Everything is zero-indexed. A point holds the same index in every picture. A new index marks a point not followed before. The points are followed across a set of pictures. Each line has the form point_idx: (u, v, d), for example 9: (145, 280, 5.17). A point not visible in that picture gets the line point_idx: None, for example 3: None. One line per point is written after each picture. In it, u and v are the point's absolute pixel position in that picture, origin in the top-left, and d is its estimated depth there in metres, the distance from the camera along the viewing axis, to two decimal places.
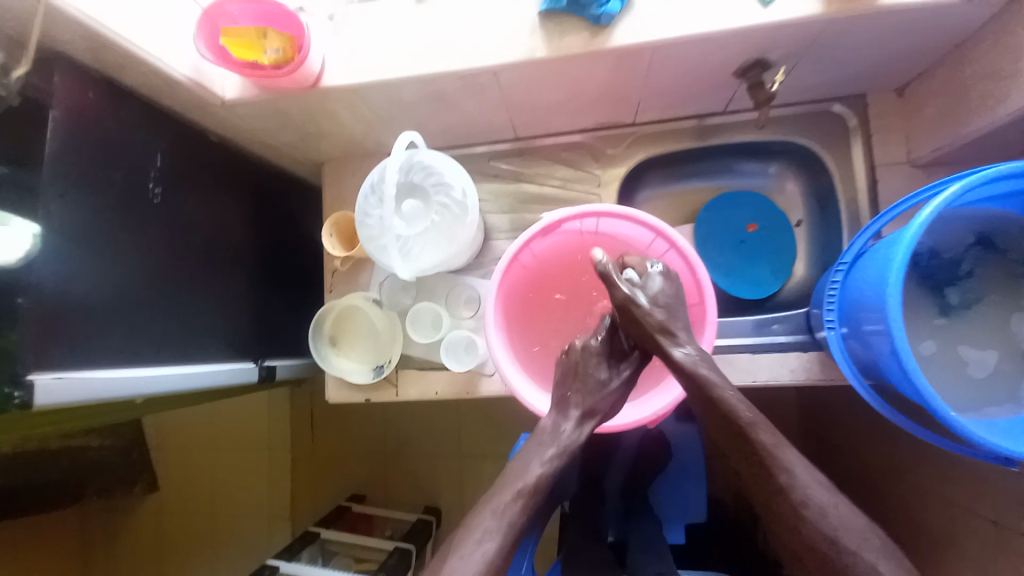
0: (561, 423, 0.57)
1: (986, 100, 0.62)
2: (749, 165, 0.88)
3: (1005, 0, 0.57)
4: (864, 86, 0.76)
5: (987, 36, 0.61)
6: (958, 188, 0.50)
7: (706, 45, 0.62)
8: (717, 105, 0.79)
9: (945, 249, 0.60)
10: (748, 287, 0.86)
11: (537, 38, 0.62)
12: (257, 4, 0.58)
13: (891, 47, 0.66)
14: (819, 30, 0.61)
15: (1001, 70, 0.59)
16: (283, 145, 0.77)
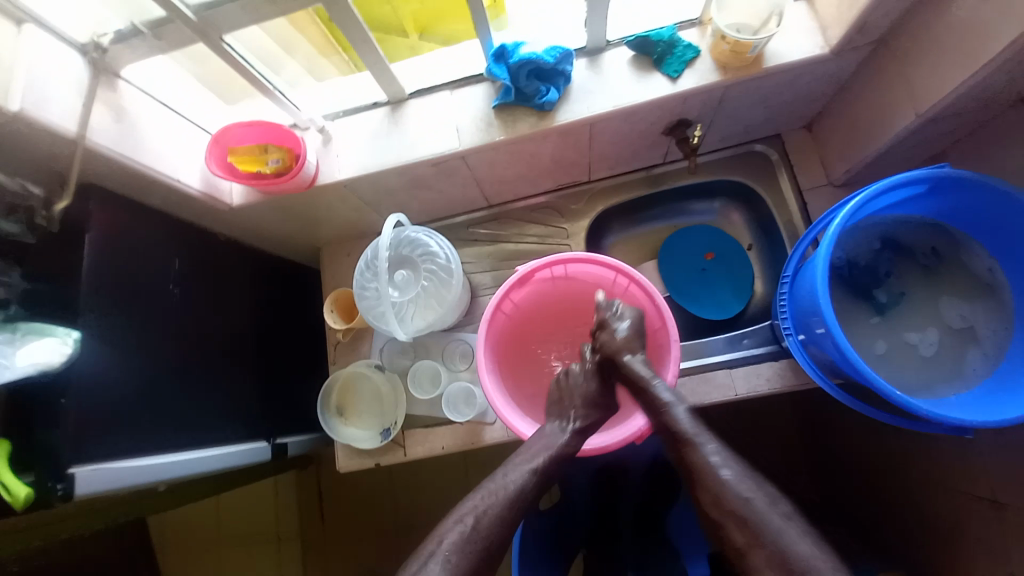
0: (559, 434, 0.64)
1: (876, 128, 0.74)
2: (698, 205, 1.00)
3: (865, 52, 0.71)
4: (777, 128, 0.89)
5: (863, 79, 0.75)
6: (859, 201, 0.60)
7: (635, 113, 0.75)
8: (657, 158, 0.92)
9: (864, 253, 0.70)
10: (715, 310, 0.94)
11: (494, 126, 0.74)
12: (258, 127, 0.70)
13: (790, 96, 0.80)
14: (724, 90, 0.74)
15: (884, 102, 0.72)
16: (285, 237, 0.87)
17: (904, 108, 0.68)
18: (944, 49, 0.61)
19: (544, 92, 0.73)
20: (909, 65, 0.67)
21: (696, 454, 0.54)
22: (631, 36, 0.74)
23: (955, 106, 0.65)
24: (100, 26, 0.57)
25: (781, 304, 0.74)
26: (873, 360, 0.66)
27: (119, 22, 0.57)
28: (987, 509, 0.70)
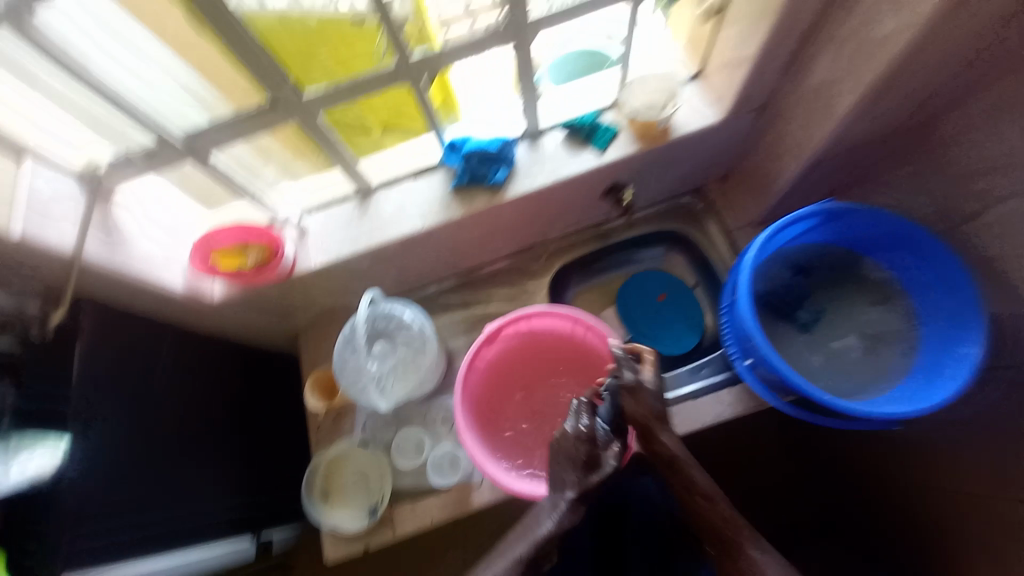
0: (561, 499, 0.67)
1: (778, 172, 0.88)
2: (645, 253, 1.11)
3: (755, 114, 0.87)
4: (699, 181, 1.04)
5: (759, 134, 0.90)
6: (766, 235, 0.71)
7: (574, 182, 0.87)
8: (602, 216, 1.04)
9: (781, 279, 0.80)
10: (673, 344, 1.03)
11: (452, 206, 0.84)
12: (236, 228, 0.77)
13: (703, 155, 0.94)
14: (647, 155, 0.88)
15: (780, 151, 0.87)
16: (265, 324, 0.90)
17: (794, 155, 0.82)
18: (813, 108, 0.77)
19: (492, 173, 0.84)
20: (791, 122, 0.82)
21: (746, 557, 0.66)
22: (563, 123, 0.88)
23: (828, 151, 0.80)
24: (95, 155, 0.65)
25: (724, 331, 0.82)
26: (811, 371, 0.75)
27: (113, 150, 0.65)
28: (965, 491, 0.79)
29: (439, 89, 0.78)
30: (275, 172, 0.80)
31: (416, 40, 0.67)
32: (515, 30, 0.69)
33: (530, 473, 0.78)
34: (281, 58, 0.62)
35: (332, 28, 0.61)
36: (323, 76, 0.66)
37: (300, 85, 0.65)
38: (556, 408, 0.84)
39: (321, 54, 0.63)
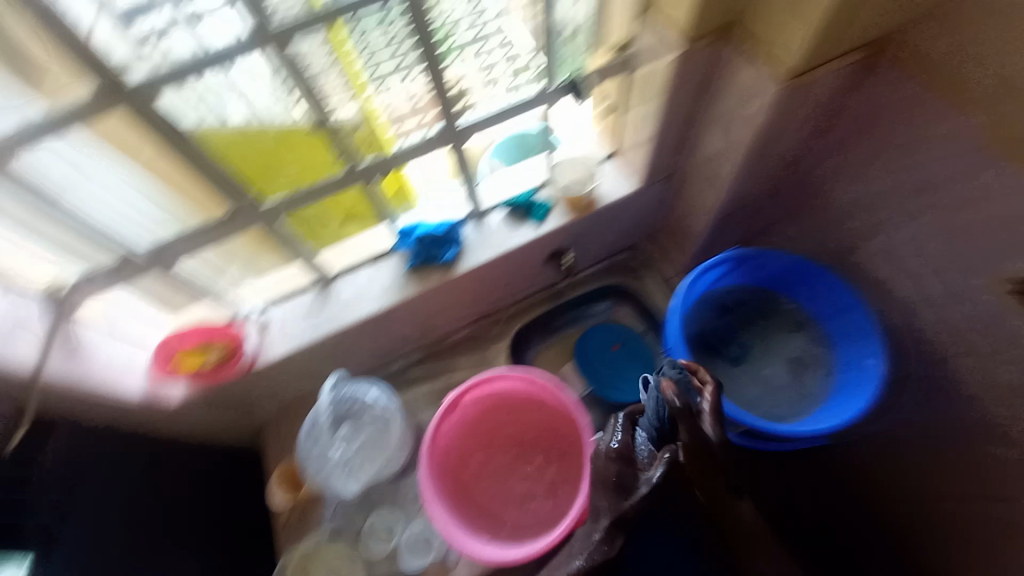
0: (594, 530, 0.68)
1: (698, 226, 1.01)
2: (596, 308, 1.20)
3: (669, 180, 1.01)
4: (633, 239, 1.16)
5: (675, 195, 1.04)
6: (684, 283, 0.83)
7: (518, 253, 0.98)
8: (551, 280, 1.13)
9: (709, 320, 0.90)
10: (630, 391, 1.10)
11: (407, 285, 0.91)
12: (199, 328, 0.83)
13: (631, 217, 1.07)
14: (580, 222, 0.99)
15: (694, 209, 1.00)
16: (233, 418, 0.93)
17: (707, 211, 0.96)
18: (711, 173, 0.91)
19: (442, 253, 0.93)
20: (699, 184, 0.96)
21: None
22: (504, 201, 0.97)
23: (730, 206, 0.93)
24: (62, 275, 0.68)
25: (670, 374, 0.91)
26: (747, 401, 0.85)
27: (81, 268, 0.69)
28: (929, 496, 0.84)
29: (392, 179, 0.86)
30: (240, 272, 0.84)
31: (363, 143, 0.76)
32: (449, 135, 0.81)
33: (500, 533, 0.81)
34: (243, 174, 0.70)
35: (289, 142, 0.70)
36: (284, 184, 0.74)
37: (259, 197, 0.73)
38: (523, 463, 0.87)
39: (280, 167, 0.72)
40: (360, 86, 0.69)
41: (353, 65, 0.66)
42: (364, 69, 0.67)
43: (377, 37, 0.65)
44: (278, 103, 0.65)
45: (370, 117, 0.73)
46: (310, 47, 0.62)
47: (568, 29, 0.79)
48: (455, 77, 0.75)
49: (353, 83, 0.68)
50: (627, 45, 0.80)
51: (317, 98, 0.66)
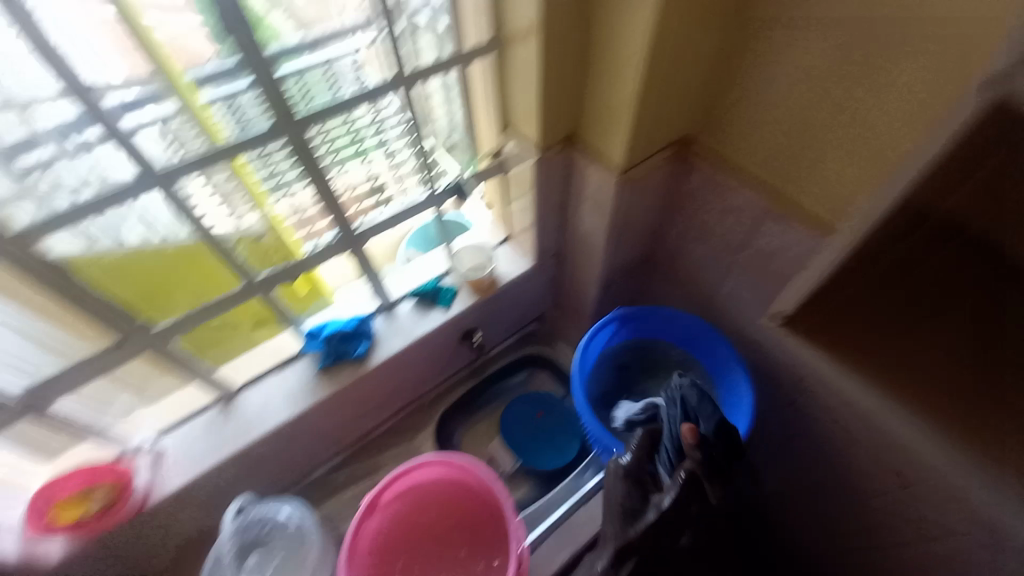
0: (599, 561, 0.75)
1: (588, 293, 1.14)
2: (515, 379, 1.27)
3: (557, 257, 1.14)
4: (539, 310, 1.26)
5: (565, 269, 1.17)
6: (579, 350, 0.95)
7: (429, 338, 1.03)
8: (467, 359, 1.18)
9: (609, 379, 1.03)
10: (557, 456, 1.15)
11: (319, 386, 0.92)
12: (80, 472, 0.77)
13: (531, 292, 1.18)
14: (484, 302, 1.08)
15: (582, 279, 1.13)
16: (126, 561, 0.87)
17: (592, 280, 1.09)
18: (587, 249, 1.05)
19: (354, 348, 0.95)
20: (581, 258, 1.09)
21: None
22: (411, 291, 1.04)
23: (609, 274, 1.07)
24: None
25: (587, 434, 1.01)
26: None
27: None
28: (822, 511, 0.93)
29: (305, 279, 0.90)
30: (135, 398, 0.82)
31: (251, 252, 0.79)
32: (346, 240, 0.87)
33: None
34: (135, 300, 0.71)
35: (184, 260, 0.72)
36: (184, 300, 0.76)
37: (153, 318, 0.74)
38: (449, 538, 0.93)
39: (178, 286, 0.74)
40: (263, 198, 0.75)
41: (254, 182, 0.72)
42: (265, 186, 0.74)
43: (271, 157, 0.72)
44: (176, 222, 0.69)
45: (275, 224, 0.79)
46: (209, 172, 0.67)
47: (445, 142, 0.92)
48: (341, 188, 0.81)
49: (256, 198, 0.74)
50: (499, 151, 0.93)
51: (209, 214, 0.71)
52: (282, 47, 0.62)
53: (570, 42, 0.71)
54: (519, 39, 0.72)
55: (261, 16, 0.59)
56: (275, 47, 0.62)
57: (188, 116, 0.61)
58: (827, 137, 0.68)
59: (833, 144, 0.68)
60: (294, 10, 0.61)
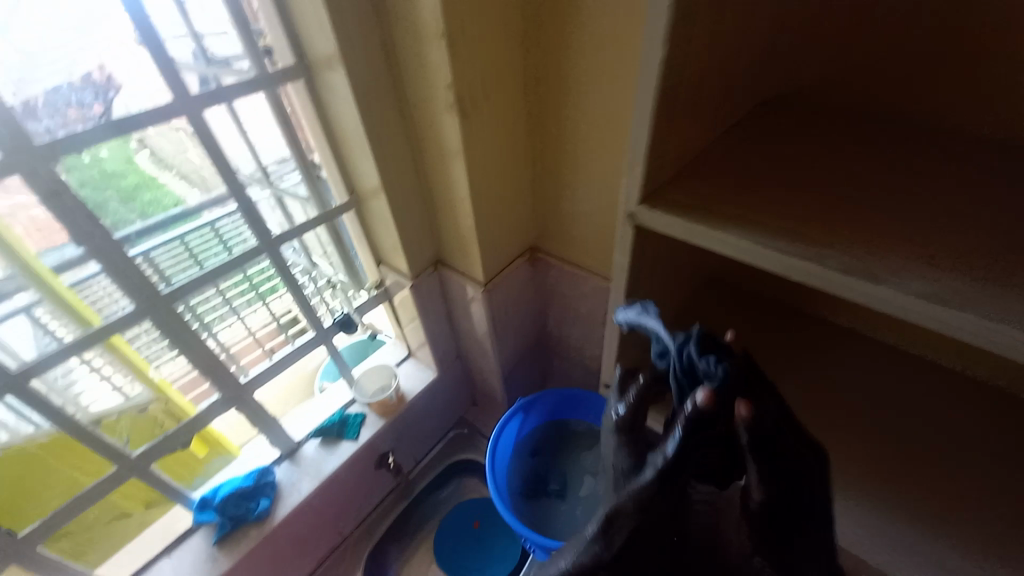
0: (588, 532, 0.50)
1: (496, 390, 1.20)
2: (446, 491, 1.26)
3: (461, 362, 1.21)
4: (458, 415, 1.29)
5: (471, 370, 1.23)
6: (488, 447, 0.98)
7: (339, 475, 1.02)
8: (391, 484, 1.17)
9: (526, 469, 1.06)
10: (500, 562, 1.14)
11: (219, 559, 0.91)
12: None
13: (443, 400, 1.22)
14: (394, 423, 1.10)
15: (487, 378, 1.20)
16: None
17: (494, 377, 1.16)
18: (481, 351, 1.13)
19: (255, 506, 0.95)
20: (479, 360, 1.16)
21: None
22: (313, 430, 1.05)
23: (508, 369, 1.15)
24: None
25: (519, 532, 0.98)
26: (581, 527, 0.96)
27: None
28: None
29: (200, 441, 0.95)
30: None
31: (132, 432, 0.85)
32: (228, 398, 0.92)
33: None
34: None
35: (56, 452, 0.77)
36: (60, 492, 0.79)
37: (16, 526, 0.75)
38: None
39: (52, 481, 0.78)
40: (145, 368, 0.84)
41: (138, 355, 0.82)
42: (146, 357, 0.83)
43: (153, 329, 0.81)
44: (41, 418, 0.74)
45: (162, 390, 0.87)
46: (87, 355, 0.76)
47: (329, 283, 1.02)
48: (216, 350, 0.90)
49: (137, 369, 0.83)
50: (381, 282, 1.04)
51: (87, 394, 0.79)
52: (166, 215, 0.76)
53: (411, 192, 0.87)
54: (372, 195, 0.86)
55: (155, 177, 0.74)
56: (172, 208, 0.77)
57: (64, 311, 0.72)
58: (586, 219, 0.87)
59: (596, 223, 0.86)
60: (185, 171, 0.76)
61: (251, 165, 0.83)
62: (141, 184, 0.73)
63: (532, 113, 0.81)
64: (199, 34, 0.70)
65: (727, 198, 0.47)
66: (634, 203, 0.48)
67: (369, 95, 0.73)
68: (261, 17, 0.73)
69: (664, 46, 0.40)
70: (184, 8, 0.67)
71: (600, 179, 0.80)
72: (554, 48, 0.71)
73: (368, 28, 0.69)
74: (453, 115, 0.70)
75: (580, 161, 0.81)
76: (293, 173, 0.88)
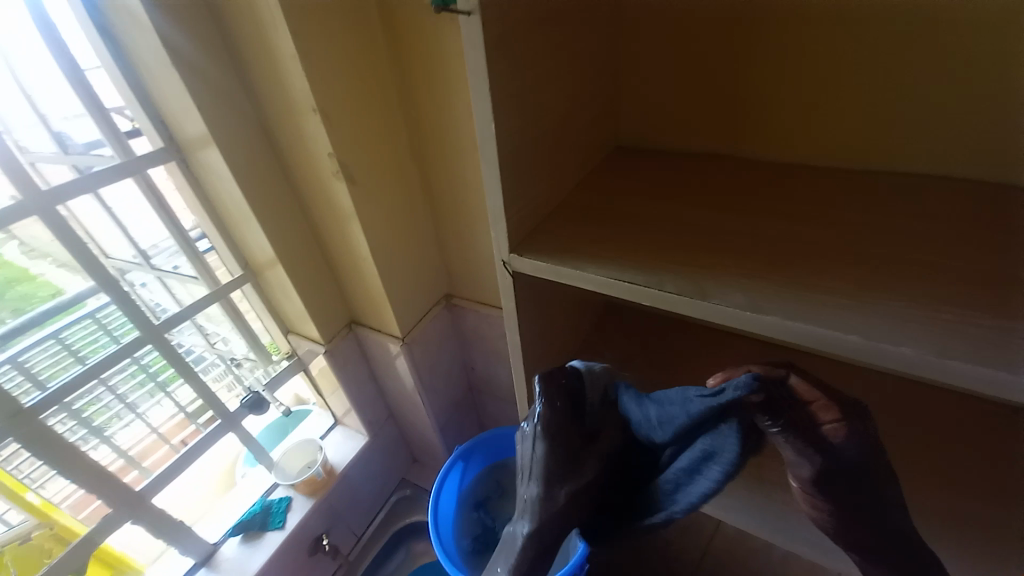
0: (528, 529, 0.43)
1: (432, 444, 1.17)
2: (393, 562, 1.18)
3: (392, 422, 1.16)
4: (397, 477, 1.23)
5: (403, 429, 1.19)
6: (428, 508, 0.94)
7: (266, 571, 0.94)
8: (330, 569, 1.08)
9: (473, 521, 1.02)
10: None
11: None
12: None
13: (378, 465, 1.16)
14: (324, 501, 1.03)
15: (421, 434, 1.16)
16: None
17: (428, 431, 1.13)
18: (410, 407, 1.10)
19: None
20: (410, 416, 1.13)
21: None
22: (231, 527, 0.96)
23: (440, 422, 1.12)
24: None
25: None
26: None
27: None
28: None
29: (100, 564, 0.83)
30: None
31: (18, 563, 0.74)
32: (122, 510, 0.80)
33: None
34: None
35: None
36: None
37: None
38: None
39: None
40: (23, 491, 0.75)
41: (14, 479, 0.73)
42: (23, 480, 0.74)
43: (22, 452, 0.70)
44: None
45: (46, 514, 0.77)
46: None
47: (231, 362, 0.96)
48: (104, 461, 0.81)
49: (13, 492, 0.74)
50: (293, 351, 1.01)
51: None
52: (38, 312, 0.72)
53: (308, 256, 0.86)
54: (269, 266, 0.84)
55: (28, 270, 0.71)
56: (50, 300, 0.73)
57: None
58: (485, 263, 0.90)
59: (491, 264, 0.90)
60: (62, 258, 0.72)
61: (127, 250, 0.80)
62: (9, 279, 0.69)
63: (424, 172, 0.84)
64: (48, 120, 0.69)
65: (600, 239, 0.46)
66: (506, 251, 0.47)
67: (249, 171, 0.73)
68: (121, 98, 0.70)
69: (513, 115, 0.42)
70: (32, 99, 0.67)
71: (484, 227, 0.85)
72: (437, 115, 0.75)
73: (240, 109, 0.69)
74: (341, 182, 0.72)
75: (470, 213, 0.85)
76: (177, 255, 0.84)
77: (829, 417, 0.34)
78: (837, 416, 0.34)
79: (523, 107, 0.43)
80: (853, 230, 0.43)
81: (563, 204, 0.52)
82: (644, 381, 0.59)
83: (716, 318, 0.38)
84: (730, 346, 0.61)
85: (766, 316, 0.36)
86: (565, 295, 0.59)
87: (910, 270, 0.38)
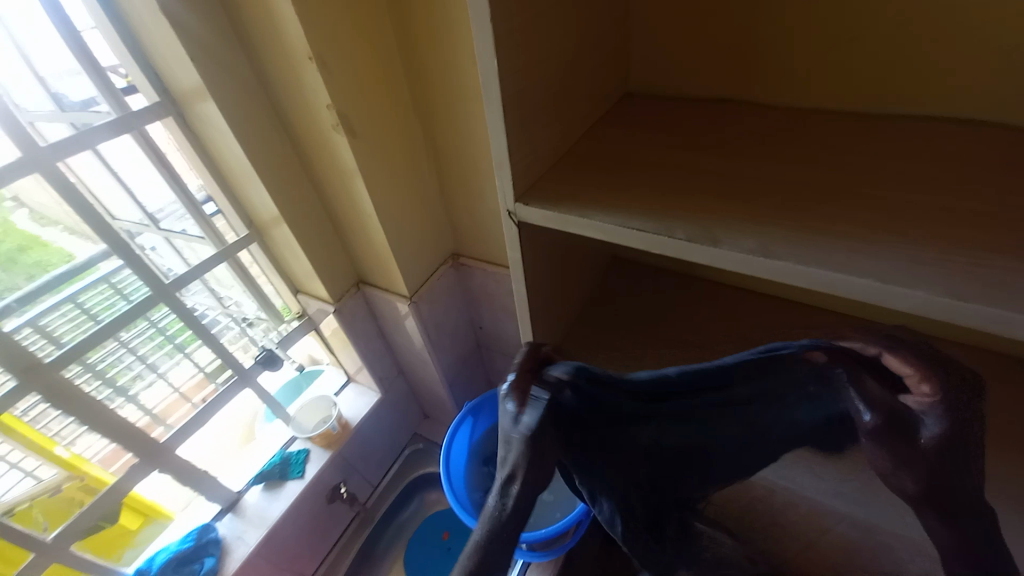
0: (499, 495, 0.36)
1: (441, 400, 1.20)
2: (409, 508, 1.25)
3: (402, 379, 1.19)
4: (410, 431, 1.28)
5: (414, 386, 1.22)
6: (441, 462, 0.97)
7: (288, 516, 1.00)
8: (349, 514, 1.15)
9: (482, 474, 1.06)
10: None
11: None
12: None
13: (390, 420, 1.20)
14: (340, 453, 1.07)
15: (431, 390, 1.19)
16: None
17: (437, 387, 1.16)
18: (419, 365, 1.12)
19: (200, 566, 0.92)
20: (420, 374, 1.15)
21: None
22: (253, 477, 1.02)
23: (448, 379, 1.15)
24: None
25: None
26: None
27: None
28: None
29: (132, 512, 0.88)
30: None
31: (49, 516, 0.77)
32: (148, 461, 0.86)
33: None
34: None
35: None
36: None
37: None
38: None
39: None
40: (51, 446, 0.76)
41: (42, 435, 0.75)
42: (52, 436, 0.76)
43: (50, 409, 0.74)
44: None
45: (76, 467, 0.79)
46: None
47: (244, 322, 0.98)
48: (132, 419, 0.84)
49: (42, 449, 0.75)
50: (303, 310, 1.02)
51: None
52: (52, 275, 0.72)
53: (312, 215, 0.85)
54: (274, 224, 0.84)
55: (38, 236, 0.71)
56: (62, 266, 0.73)
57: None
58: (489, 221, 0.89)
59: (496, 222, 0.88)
60: (70, 225, 0.72)
61: (135, 213, 0.80)
62: (20, 245, 0.69)
63: (426, 124, 0.81)
64: (45, 80, 0.66)
65: (607, 187, 0.45)
66: (511, 201, 0.46)
67: (248, 127, 0.71)
68: (114, 56, 0.68)
69: (519, 55, 0.40)
70: (26, 54, 0.64)
71: (489, 182, 0.83)
72: (436, 63, 0.72)
73: (234, 61, 0.67)
74: (341, 135, 0.70)
75: (475, 168, 0.83)
76: (183, 218, 0.84)
77: (917, 385, 0.32)
78: (928, 387, 0.32)
79: (528, 46, 0.41)
80: (871, 174, 0.41)
81: (572, 151, 0.50)
82: (650, 334, 0.59)
83: (725, 264, 0.37)
84: (739, 298, 0.60)
85: (778, 262, 0.35)
86: (573, 246, 0.58)
87: (933, 211, 0.37)
